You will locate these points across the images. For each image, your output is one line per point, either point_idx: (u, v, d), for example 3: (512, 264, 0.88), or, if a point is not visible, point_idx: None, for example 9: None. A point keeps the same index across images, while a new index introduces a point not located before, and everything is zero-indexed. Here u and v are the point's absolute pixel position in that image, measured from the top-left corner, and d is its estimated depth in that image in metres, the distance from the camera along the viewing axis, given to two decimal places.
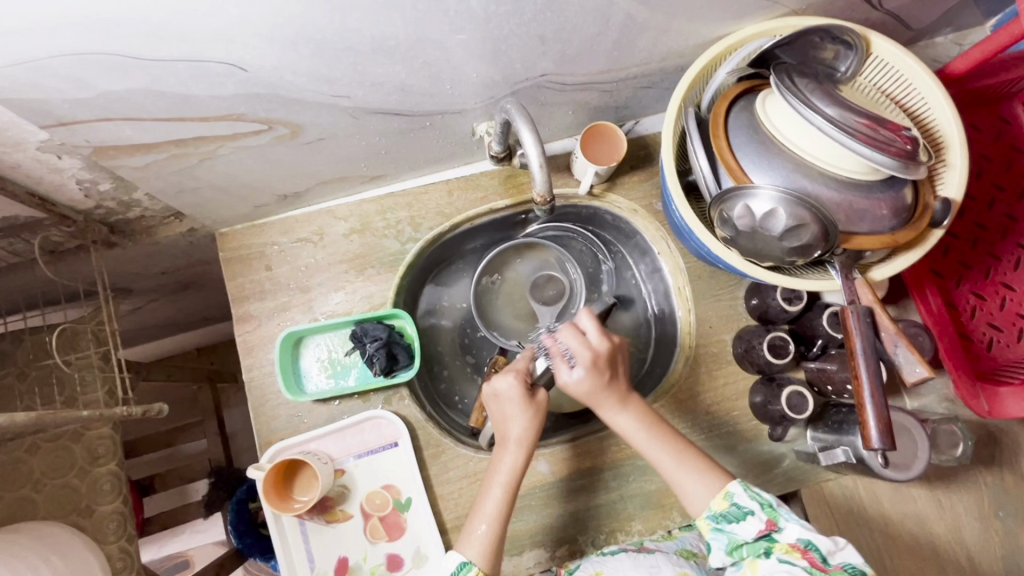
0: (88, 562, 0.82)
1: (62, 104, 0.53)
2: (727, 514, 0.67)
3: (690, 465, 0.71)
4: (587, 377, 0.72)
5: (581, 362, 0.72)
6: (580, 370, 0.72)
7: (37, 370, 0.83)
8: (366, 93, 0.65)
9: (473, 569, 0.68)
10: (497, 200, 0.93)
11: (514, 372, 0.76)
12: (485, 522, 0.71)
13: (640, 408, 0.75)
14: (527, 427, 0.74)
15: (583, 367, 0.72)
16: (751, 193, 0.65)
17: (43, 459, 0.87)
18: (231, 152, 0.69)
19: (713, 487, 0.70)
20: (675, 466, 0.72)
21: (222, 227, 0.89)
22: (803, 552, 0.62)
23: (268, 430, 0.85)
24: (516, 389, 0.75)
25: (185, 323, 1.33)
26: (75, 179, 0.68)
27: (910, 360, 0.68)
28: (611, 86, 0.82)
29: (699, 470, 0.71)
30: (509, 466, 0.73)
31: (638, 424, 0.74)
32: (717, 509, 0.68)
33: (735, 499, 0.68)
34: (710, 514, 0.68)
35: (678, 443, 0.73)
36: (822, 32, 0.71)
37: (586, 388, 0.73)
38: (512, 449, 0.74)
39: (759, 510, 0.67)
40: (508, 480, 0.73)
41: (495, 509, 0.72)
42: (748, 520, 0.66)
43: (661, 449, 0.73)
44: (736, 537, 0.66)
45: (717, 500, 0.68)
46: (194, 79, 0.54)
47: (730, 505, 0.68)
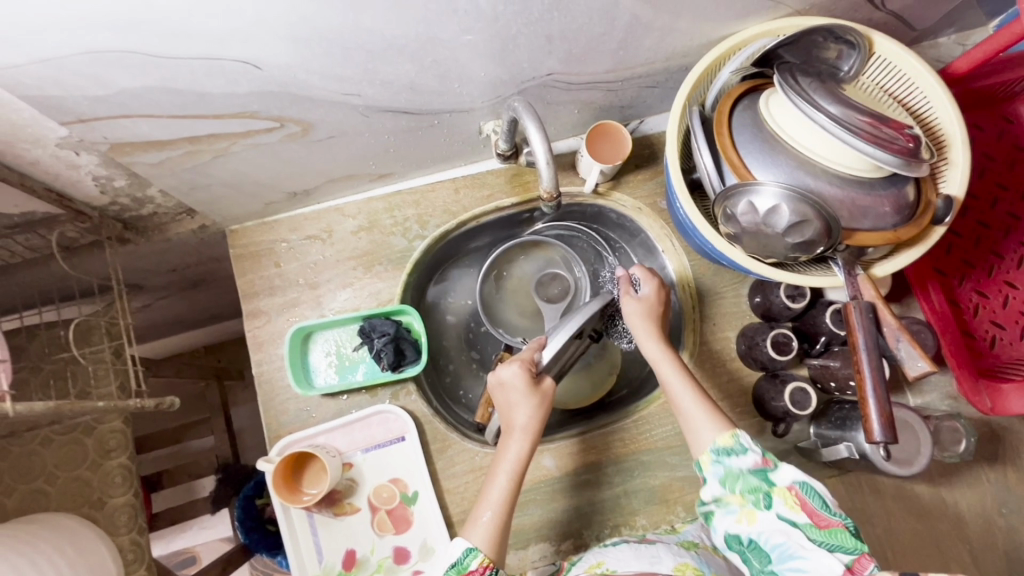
0: (100, 553, 0.83)
1: (81, 101, 0.54)
2: (729, 449, 0.68)
3: (704, 403, 0.73)
4: (651, 295, 0.83)
5: (649, 281, 0.84)
6: (645, 287, 0.84)
7: (51, 364, 0.84)
8: (375, 91, 0.67)
9: (479, 556, 0.68)
10: (503, 199, 0.94)
11: (518, 362, 0.77)
12: (490, 509, 0.72)
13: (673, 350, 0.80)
14: (534, 414, 0.75)
15: (650, 283, 0.84)
16: (754, 190, 0.66)
17: (56, 451, 0.88)
18: (242, 150, 0.70)
19: (721, 427, 0.70)
20: (692, 401, 0.74)
21: (232, 225, 0.90)
22: (802, 503, 0.63)
23: (277, 424, 0.86)
24: (520, 378, 0.76)
25: (194, 320, 1.35)
26: (90, 175, 0.69)
27: (912, 355, 0.68)
28: (616, 86, 0.84)
29: (710, 412, 0.72)
30: (515, 454, 0.74)
31: (669, 359, 0.78)
32: (722, 444, 0.68)
33: (742, 439, 0.68)
34: (714, 449, 0.69)
35: (700, 386, 0.76)
36: (825, 32, 0.72)
37: (644, 305, 0.83)
38: (517, 436, 0.75)
39: (758, 450, 0.67)
40: (513, 469, 0.74)
41: (500, 497, 0.72)
42: (747, 455, 0.66)
43: (683, 387, 0.75)
44: (731, 469, 0.67)
45: (722, 436, 0.69)
46: (209, 77, 0.55)
47: (735, 443, 0.68)
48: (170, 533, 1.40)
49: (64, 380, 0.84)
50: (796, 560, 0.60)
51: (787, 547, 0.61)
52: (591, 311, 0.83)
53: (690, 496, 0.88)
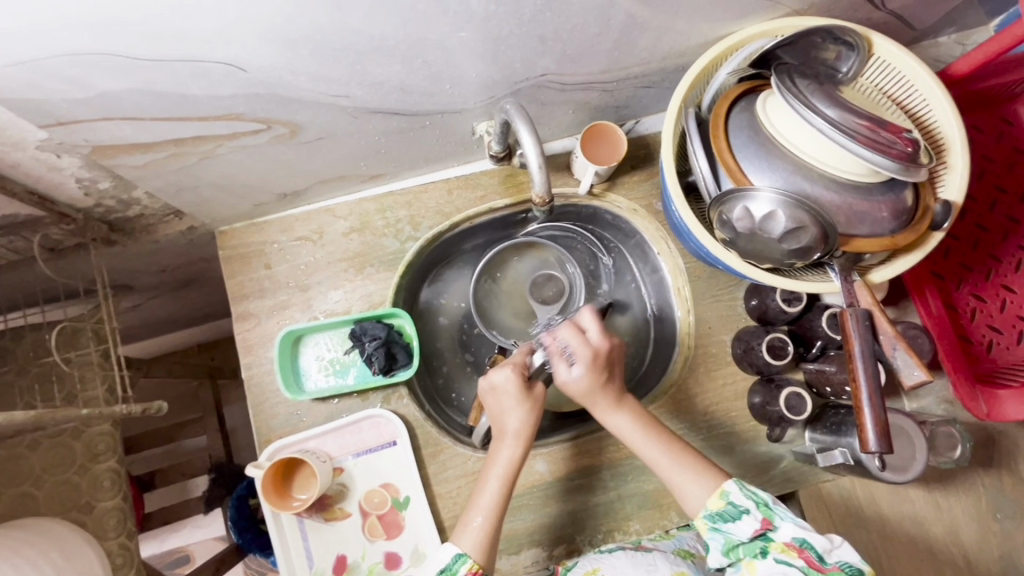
0: (88, 558, 0.82)
1: (60, 104, 0.53)
2: (722, 513, 0.67)
3: (684, 463, 0.72)
4: (586, 377, 0.73)
5: (581, 360, 0.74)
6: (579, 368, 0.74)
7: (37, 367, 0.83)
8: (365, 92, 0.65)
9: (468, 561, 0.68)
10: (496, 200, 0.93)
11: (512, 366, 0.76)
12: (480, 513, 0.72)
13: (633, 408, 0.76)
14: (526, 420, 0.74)
15: (581, 366, 0.74)
16: (749, 196, 0.65)
17: (44, 455, 0.87)
18: (229, 152, 0.69)
19: (709, 486, 0.70)
20: (670, 464, 0.72)
21: (221, 226, 0.89)
22: (800, 551, 0.62)
23: (267, 429, 0.85)
24: (513, 382, 0.75)
25: (185, 320, 1.33)
26: (74, 178, 0.68)
27: (908, 363, 0.67)
28: (611, 86, 0.82)
29: (696, 468, 0.71)
30: (507, 460, 0.74)
31: (635, 426, 0.75)
32: (714, 508, 0.68)
33: (732, 497, 0.67)
34: (708, 514, 0.68)
35: (673, 444, 0.74)
36: (824, 33, 0.71)
37: (583, 387, 0.74)
38: (509, 442, 0.74)
39: (754, 509, 0.66)
40: (505, 474, 0.73)
41: (491, 502, 0.72)
42: (743, 519, 0.66)
43: (659, 450, 0.73)
44: (732, 537, 0.66)
45: (713, 499, 0.68)
46: (193, 79, 0.54)
47: (726, 504, 0.67)
48: (163, 533, 1.40)
49: (51, 384, 0.83)
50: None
51: None
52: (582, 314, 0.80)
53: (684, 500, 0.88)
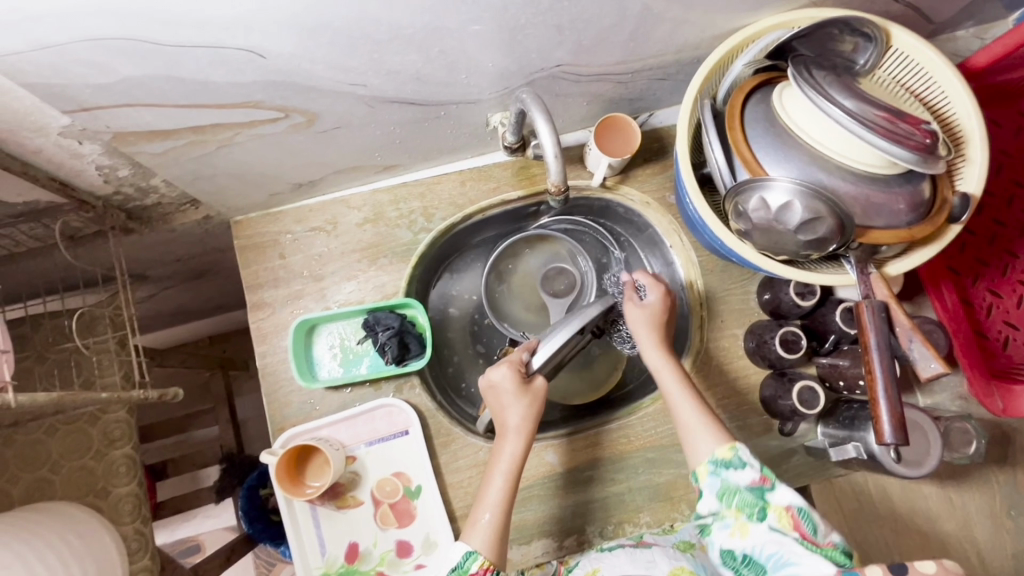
0: (104, 542, 0.83)
1: (83, 89, 0.54)
2: (727, 462, 0.68)
3: (704, 413, 0.74)
4: (655, 304, 0.83)
5: (654, 291, 0.84)
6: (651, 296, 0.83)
7: (55, 354, 0.84)
8: (381, 81, 0.65)
9: (479, 558, 0.68)
10: (510, 191, 0.93)
11: (508, 363, 0.78)
12: (489, 509, 0.71)
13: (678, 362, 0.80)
14: (527, 415, 0.75)
15: (654, 293, 0.83)
16: (765, 186, 0.65)
17: (61, 441, 0.89)
18: (247, 140, 0.69)
19: (720, 438, 0.71)
20: (690, 410, 0.74)
21: (237, 216, 0.89)
22: (795, 521, 0.63)
23: (281, 416, 0.86)
24: (511, 378, 0.77)
25: (199, 311, 1.35)
26: (94, 164, 0.69)
27: (925, 356, 0.67)
28: (626, 78, 0.82)
29: (709, 422, 0.72)
30: (511, 454, 0.74)
31: (670, 373, 0.78)
32: (721, 456, 0.69)
33: (739, 451, 0.68)
34: (713, 460, 0.69)
35: (702, 400, 0.75)
36: (841, 24, 0.70)
37: (648, 315, 0.83)
38: (512, 438, 0.75)
39: (756, 465, 0.67)
40: (509, 469, 0.73)
41: (498, 497, 0.72)
42: (744, 470, 0.67)
43: (685, 401, 0.75)
44: (729, 483, 0.67)
45: (721, 447, 0.69)
46: (213, 66, 0.55)
47: (734, 456, 0.68)
48: (175, 522, 1.41)
49: (69, 370, 0.84)
50: (789, 567, 0.60)
51: (780, 556, 0.62)
52: (591, 315, 0.83)
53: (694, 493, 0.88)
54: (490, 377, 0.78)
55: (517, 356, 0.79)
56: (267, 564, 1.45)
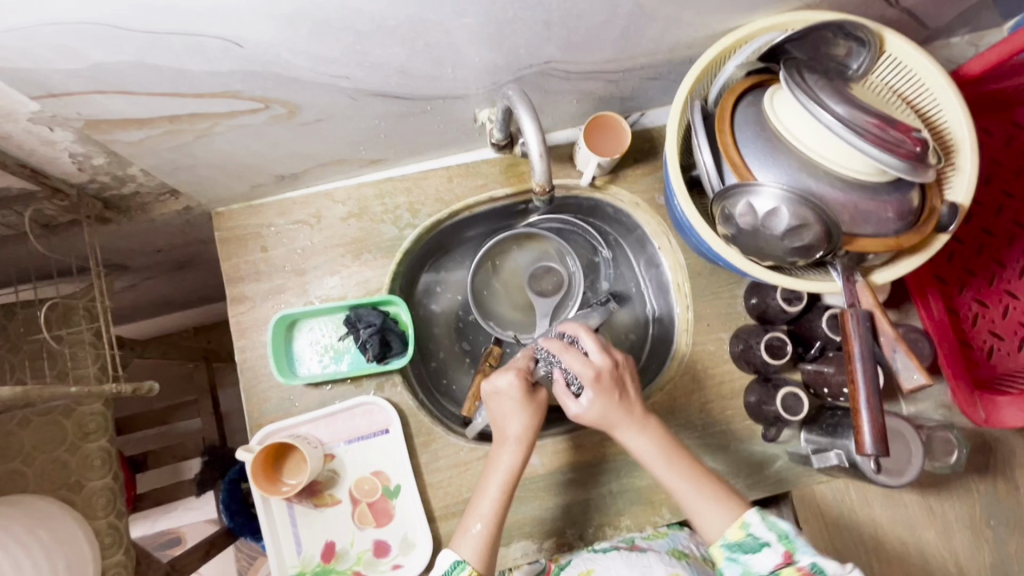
0: (76, 536, 0.82)
1: (52, 74, 0.52)
2: (741, 544, 0.68)
3: (702, 489, 0.73)
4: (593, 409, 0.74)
5: (589, 389, 0.75)
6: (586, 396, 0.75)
7: (28, 345, 0.82)
8: (365, 74, 0.64)
9: (467, 568, 0.69)
10: (497, 189, 0.92)
11: (515, 370, 0.77)
12: (480, 520, 0.71)
13: (658, 431, 0.76)
14: (527, 424, 0.74)
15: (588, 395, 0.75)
16: (753, 190, 0.64)
17: (34, 433, 0.87)
18: (226, 131, 0.67)
19: (730, 516, 0.71)
20: (682, 488, 0.73)
21: (218, 207, 0.88)
22: None
23: (258, 412, 0.84)
24: (516, 387, 0.76)
25: (182, 302, 1.33)
26: (67, 152, 0.67)
27: (908, 366, 0.66)
28: (617, 76, 0.81)
29: (714, 499, 0.72)
30: (508, 465, 0.73)
31: (652, 451, 0.75)
32: (733, 538, 0.69)
33: (751, 529, 0.68)
34: (726, 543, 0.69)
35: (698, 472, 0.74)
36: (835, 28, 0.69)
37: (594, 415, 0.75)
38: (510, 447, 0.74)
39: (775, 542, 0.67)
40: (505, 480, 0.73)
41: (490, 510, 0.72)
42: (762, 551, 0.67)
43: (679, 476, 0.74)
44: (751, 568, 0.67)
45: (733, 529, 0.69)
46: (189, 54, 0.53)
47: (746, 535, 0.68)
48: (155, 514, 1.41)
49: (42, 361, 0.82)
50: None
51: None
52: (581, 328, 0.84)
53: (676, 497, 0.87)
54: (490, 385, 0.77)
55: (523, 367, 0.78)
56: (248, 557, 1.45)
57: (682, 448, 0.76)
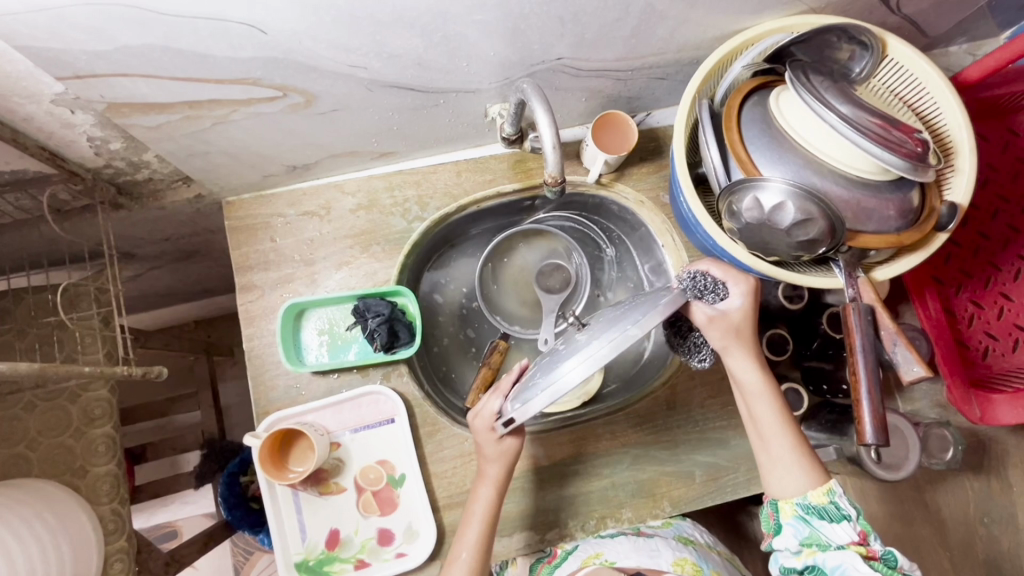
0: (79, 520, 0.82)
1: (78, 55, 0.53)
2: (822, 509, 0.66)
3: (797, 444, 0.69)
4: (734, 313, 0.73)
5: (734, 291, 0.73)
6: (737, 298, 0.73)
7: (37, 329, 0.82)
8: (382, 65, 0.65)
9: None
10: (505, 184, 0.93)
11: (483, 416, 0.74)
12: (466, 550, 0.74)
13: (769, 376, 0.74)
14: (498, 465, 0.75)
15: (738, 293, 0.74)
16: (759, 186, 0.66)
17: (39, 418, 0.87)
18: (243, 118, 0.68)
19: (813, 480, 0.67)
20: (779, 433, 0.69)
21: (228, 196, 0.89)
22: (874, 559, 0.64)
23: (265, 400, 0.85)
24: (483, 430, 0.74)
25: (185, 293, 1.33)
26: (86, 135, 0.68)
27: (908, 359, 0.67)
28: (626, 75, 0.83)
29: (805, 457, 0.68)
30: (485, 499, 0.76)
31: (762, 387, 0.72)
32: (813, 501, 0.66)
33: (836, 498, 0.65)
34: (803, 503, 0.66)
35: (795, 426, 0.70)
36: (839, 32, 0.71)
37: (732, 321, 0.72)
38: (487, 483, 0.76)
39: (856, 518, 0.65)
40: (485, 513, 0.75)
41: (475, 540, 0.74)
42: (841, 524, 0.64)
43: (780, 425, 0.70)
44: (820, 533, 0.65)
45: (816, 493, 0.66)
46: (214, 39, 0.54)
47: (830, 503, 0.65)
48: (152, 507, 1.41)
49: (51, 346, 0.83)
50: None
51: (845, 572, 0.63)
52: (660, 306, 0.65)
53: (677, 490, 0.89)
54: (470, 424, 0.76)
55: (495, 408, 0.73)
56: (245, 551, 1.44)
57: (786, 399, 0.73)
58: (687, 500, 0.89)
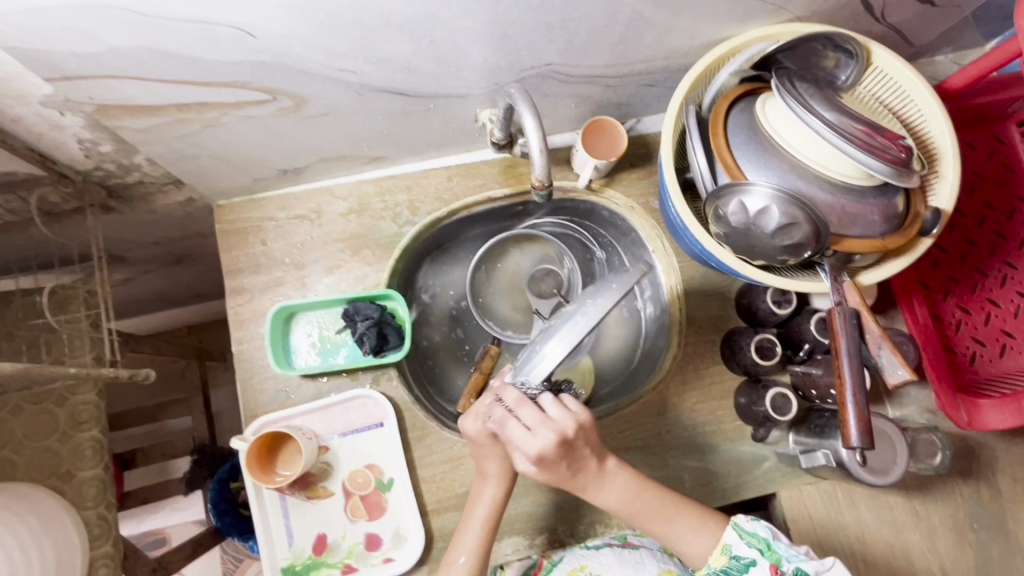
0: (63, 526, 0.81)
1: (67, 56, 0.53)
2: (726, 569, 0.65)
3: (673, 524, 0.71)
4: (542, 469, 0.69)
5: (525, 457, 0.67)
6: (527, 462, 0.68)
7: (25, 331, 0.82)
8: (372, 69, 0.66)
9: None
10: (495, 189, 0.93)
11: (480, 417, 0.72)
12: (464, 553, 0.72)
13: (619, 478, 0.72)
14: (502, 464, 0.74)
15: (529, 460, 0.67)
16: (744, 190, 0.66)
17: (25, 421, 0.87)
18: (233, 121, 0.69)
19: (710, 541, 0.70)
20: (655, 524, 0.71)
21: (220, 200, 0.89)
22: None
23: (254, 404, 0.85)
24: (482, 433, 0.73)
25: (177, 298, 1.33)
26: (75, 137, 0.68)
27: (893, 362, 0.68)
28: (614, 82, 0.83)
29: (693, 523, 0.71)
30: (489, 499, 0.74)
31: (617, 497, 0.71)
32: (716, 565, 0.66)
33: (733, 551, 0.66)
34: (711, 571, 0.66)
35: (664, 506, 0.71)
36: (824, 40, 0.72)
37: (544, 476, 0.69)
38: (491, 482, 0.75)
39: (761, 558, 0.64)
40: (488, 513, 0.74)
41: (474, 543, 0.72)
42: (750, 572, 0.64)
43: (647, 516, 0.71)
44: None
45: (715, 556, 0.67)
46: (202, 42, 0.54)
47: (730, 559, 0.66)
48: (141, 513, 1.40)
49: (38, 348, 0.82)
50: None
51: None
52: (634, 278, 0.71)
53: None
54: (467, 429, 0.74)
55: (491, 407, 0.72)
56: (234, 560, 1.44)
57: (648, 484, 0.73)
58: None
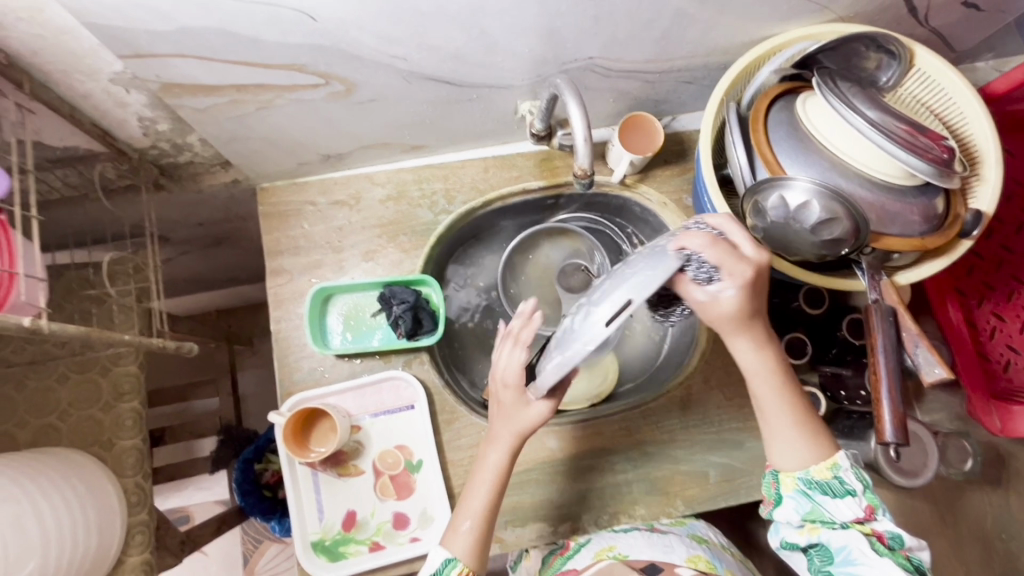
0: (105, 491, 0.84)
1: (141, 35, 0.56)
2: (826, 485, 0.64)
3: (799, 423, 0.66)
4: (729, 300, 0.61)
5: (732, 281, 0.59)
6: (721, 286, 0.60)
7: (77, 301, 0.85)
8: (422, 56, 0.68)
9: (458, 566, 0.71)
10: (531, 181, 0.95)
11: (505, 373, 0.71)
12: (470, 518, 0.73)
13: (773, 352, 0.67)
14: (512, 432, 0.72)
15: (733, 284, 0.59)
16: (785, 184, 0.67)
17: (71, 389, 0.90)
18: (286, 104, 0.71)
19: (818, 455, 0.65)
20: (780, 410, 0.66)
21: (263, 182, 0.91)
22: (880, 536, 0.63)
23: (290, 381, 0.87)
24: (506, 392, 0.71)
25: (211, 281, 1.37)
26: (136, 115, 0.72)
27: (930, 360, 0.67)
28: (654, 78, 0.85)
29: (810, 432, 0.66)
30: (495, 464, 0.74)
31: (761, 365, 0.66)
32: (816, 476, 0.65)
33: (840, 473, 0.64)
34: (805, 478, 0.65)
35: (801, 404, 0.67)
36: (867, 40, 0.73)
37: (730, 310, 0.62)
38: (497, 448, 0.73)
39: (861, 492, 0.64)
40: (494, 478, 0.74)
41: (481, 507, 0.73)
42: (845, 499, 0.64)
43: (780, 401, 0.66)
44: (820, 508, 0.65)
45: (821, 468, 0.65)
46: (267, 25, 0.57)
47: (833, 478, 0.64)
48: (167, 490, 1.43)
49: (88, 318, 0.85)
50: (854, 565, 0.61)
51: (849, 551, 0.63)
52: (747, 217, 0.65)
53: (691, 489, 0.89)
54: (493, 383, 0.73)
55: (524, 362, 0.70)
56: (254, 540, 1.47)
57: (792, 374, 0.68)
58: (701, 499, 0.89)
